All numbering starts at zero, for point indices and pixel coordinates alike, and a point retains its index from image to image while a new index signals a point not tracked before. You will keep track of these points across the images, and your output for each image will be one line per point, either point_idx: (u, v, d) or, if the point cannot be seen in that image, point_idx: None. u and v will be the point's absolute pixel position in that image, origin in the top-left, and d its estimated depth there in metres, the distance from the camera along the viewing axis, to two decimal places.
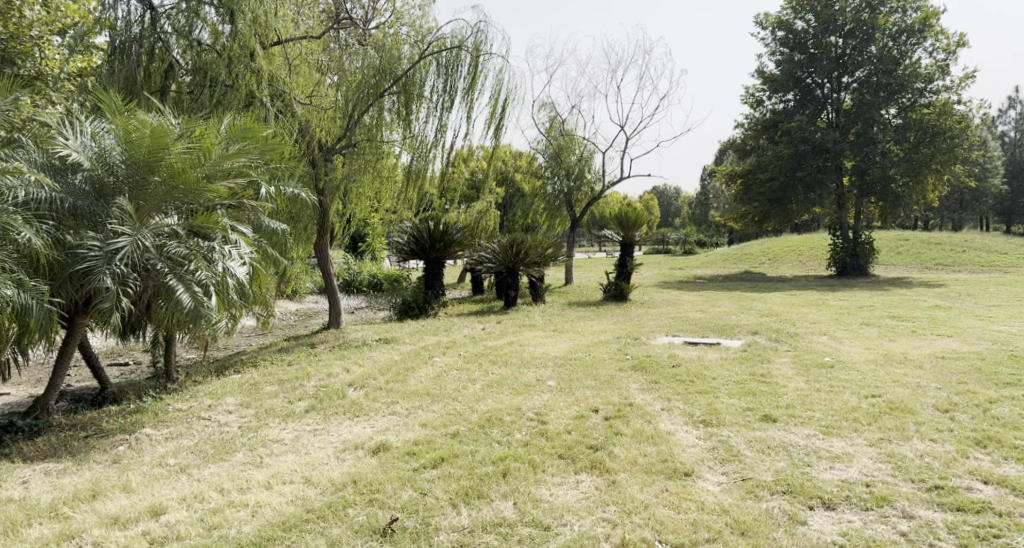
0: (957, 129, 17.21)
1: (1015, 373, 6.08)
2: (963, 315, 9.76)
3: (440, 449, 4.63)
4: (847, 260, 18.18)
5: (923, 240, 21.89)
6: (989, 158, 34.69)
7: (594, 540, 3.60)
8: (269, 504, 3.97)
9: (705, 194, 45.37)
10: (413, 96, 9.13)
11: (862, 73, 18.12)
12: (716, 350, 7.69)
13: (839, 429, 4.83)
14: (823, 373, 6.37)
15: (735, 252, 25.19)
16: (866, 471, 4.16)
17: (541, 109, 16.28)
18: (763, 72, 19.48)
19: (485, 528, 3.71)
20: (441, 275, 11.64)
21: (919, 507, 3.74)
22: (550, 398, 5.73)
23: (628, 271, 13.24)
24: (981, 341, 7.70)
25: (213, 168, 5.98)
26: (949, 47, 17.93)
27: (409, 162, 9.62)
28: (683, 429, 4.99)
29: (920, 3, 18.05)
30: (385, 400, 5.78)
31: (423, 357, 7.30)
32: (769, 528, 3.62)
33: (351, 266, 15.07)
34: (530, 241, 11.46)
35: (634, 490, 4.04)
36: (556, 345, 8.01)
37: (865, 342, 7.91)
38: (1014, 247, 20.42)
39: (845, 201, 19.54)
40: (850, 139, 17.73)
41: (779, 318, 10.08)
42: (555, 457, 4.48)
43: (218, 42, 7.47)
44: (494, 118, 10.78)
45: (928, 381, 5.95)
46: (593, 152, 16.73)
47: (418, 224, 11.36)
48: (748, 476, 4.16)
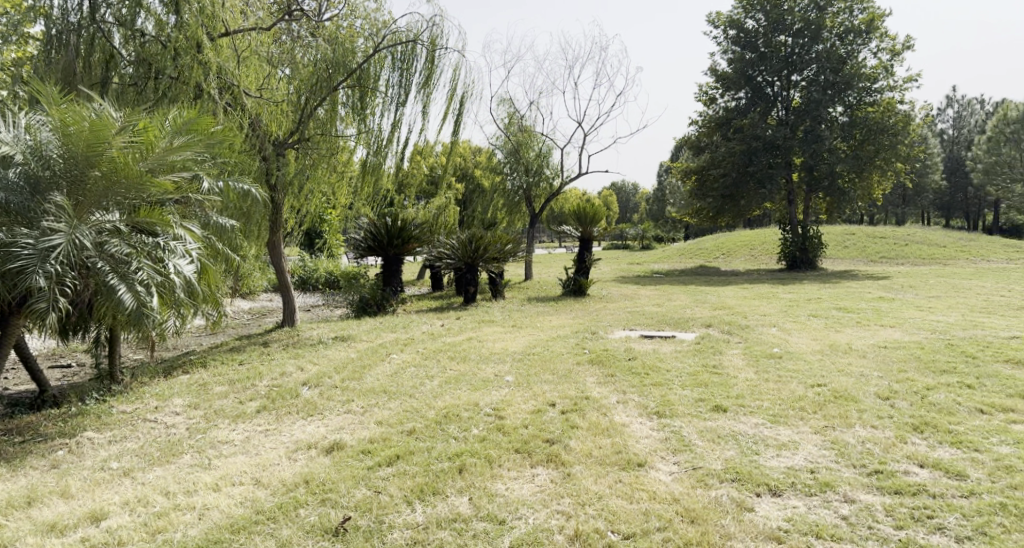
0: (899, 127, 17.86)
1: (951, 361, 6.36)
2: (905, 306, 10.17)
3: (395, 446, 4.60)
4: (797, 255, 18.69)
5: (869, 234, 22.68)
6: (930, 155, 36.16)
7: (547, 532, 3.63)
8: (217, 506, 3.90)
9: (662, 190, 46.12)
10: (367, 90, 9.05)
11: (810, 72, 18.67)
12: (671, 342, 7.85)
13: (786, 418, 4.98)
14: (772, 364, 6.55)
15: (691, 247, 25.65)
16: (811, 458, 4.30)
17: (500, 104, 16.32)
18: (715, 70, 19.85)
19: (439, 524, 3.71)
20: (399, 271, 11.52)
21: (860, 491, 3.88)
22: (508, 393, 5.75)
23: (587, 266, 13.37)
24: (920, 330, 8.04)
25: (157, 162, 5.85)
26: (895, 48, 18.53)
27: (364, 156, 9.50)
28: (637, 420, 5.08)
29: (866, 5, 18.65)
30: (340, 398, 5.71)
31: (380, 354, 7.24)
32: (717, 515, 3.71)
33: (306, 263, 14.78)
34: (489, 238, 11.45)
35: (589, 481, 4.09)
36: (514, 341, 8.03)
37: (812, 333, 8.19)
38: (953, 240, 21.34)
39: (795, 198, 20.13)
40: (799, 136, 18.25)
41: (732, 311, 10.34)
42: (511, 452, 4.50)
43: (162, 33, 7.30)
44: (451, 115, 10.77)
45: (871, 370, 6.18)
46: (551, 148, 16.85)
47: (376, 220, 11.17)
48: (699, 465, 4.26)
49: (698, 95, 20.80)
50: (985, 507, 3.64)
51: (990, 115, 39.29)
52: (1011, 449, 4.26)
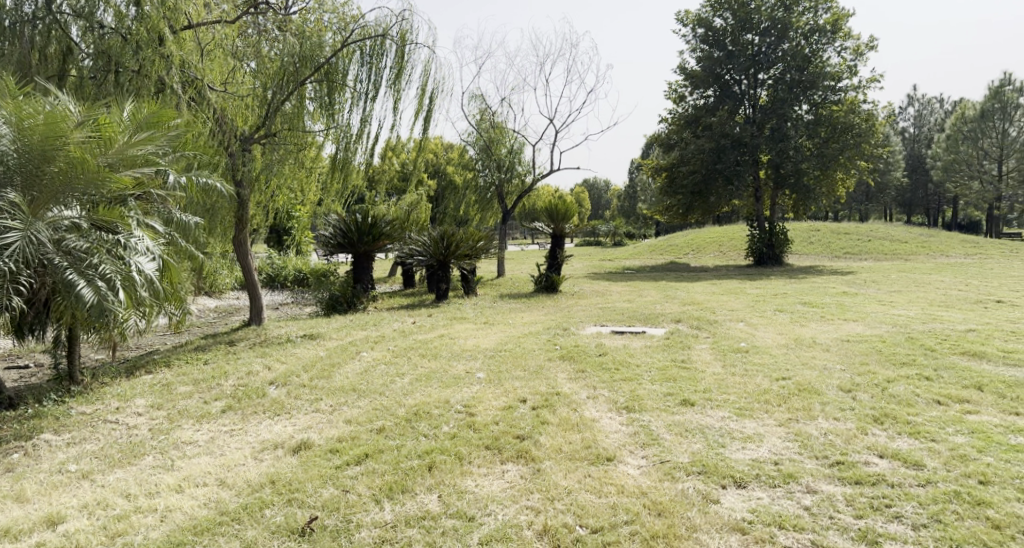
0: (863, 126, 18.29)
1: (911, 354, 6.53)
2: (867, 301, 10.42)
3: (364, 445, 4.57)
4: (764, 251, 19.01)
5: (834, 230, 23.17)
6: (892, 153, 37.08)
7: (516, 528, 3.64)
8: (180, 508, 3.83)
9: (633, 187, 46.50)
10: (335, 85, 8.95)
11: (776, 70, 18.99)
12: (641, 338, 7.93)
13: (751, 410, 5.07)
14: (739, 358, 6.66)
15: (661, 243, 25.92)
16: (775, 450, 4.38)
17: (471, 101, 16.29)
18: (684, 68, 20.04)
19: (408, 522, 3.70)
20: (369, 268, 11.41)
21: (822, 482, 3.97)
22: (479, 390, 5.75)
23: (559, 262, 13.42)
24: (882, 325, 8.24)
25: (117, 157, 5.72)
26: (858, 48, 18.92)
27: (334, 152, 9.43)
28: (607, 415, 5.12)
29: (830, 4, 19.02)
30: (307, 397, 5.64)
31: (350, 352, 7.17)
32: (683, 508, 3.77)
33: (274, 260, 14.54)
34: (461, 234, 11.43)
35: (558, 476, 4.12)
36: (486, 338, 8.02)
37: (778, 327, 8.34)
38: (914, 236, 21.93)
39: (762, 195, 20.49)
40: (766, 134, 18.57)
41: (701, 306, 10.50)
42: (481, 449, 4.51)
43: (123, 25, 7.09)
44: (422, 111, 10.71)
45: (834, 363, 6.33)
46: (523, 144, 16.88)
47: (346, 217, 11.05)
48: (667, 459, 4.31)
49: (667, 93, 20.99)
50: (939, 495, 3.74)
51: (948, 114, 40.37)
52: (965, 439, 4.39)
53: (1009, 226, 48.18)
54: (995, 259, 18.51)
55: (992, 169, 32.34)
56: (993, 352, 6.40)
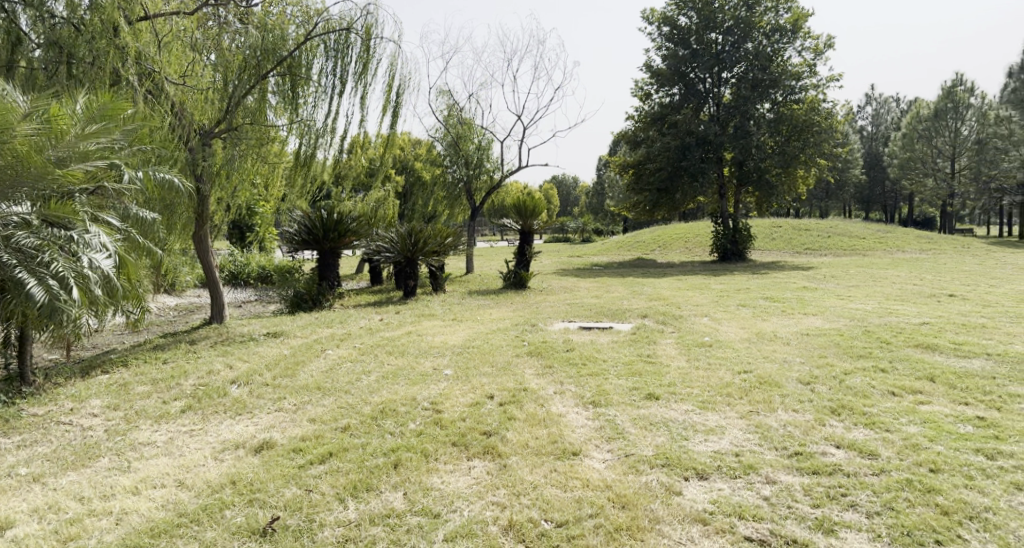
0: (823, 125, 18.74)
1: (867, 346, 6.72)
2: (826, 295, 10.68)
3: (328, 443, 4.52)
4: (728, 247, 19.34)
5: (795, 226, 23.70)
6: (851, 151, 38.08)
7: (482, 524, 3.65)
8: (136, 510, 3.75)
9: (602, 184, 46.81)
10: (299, 80, 8.87)
11: (739, 69, 19.31)
12: (608, 333, 8.00)
13: (714, 403, 5.16)
14: (703, 352, 6.77)
15: (628, 240, 26.18)
16: (737, 442, 4.47)
17: (439, 96, 16.21)
18: (650, 66, 20.24)
19: (372, 521, 3.67)
20: (335, 265, 11.27)
21: (781, 472, 4.05)
22: (446, 387, 5.73)
23: (527, 259, 13.44)
24: (840, 318, 8.46)
25: (68, 151, 5.65)
26: (818, 47, 19.33)
27: (297, 147, 9.34)
28: (574, 410, 5.16)
29: (791, 4, 19.40)
30: (271, 396, 5.56)
31: (315, 350, 7.08)
32: (647, 500, 3.82)
33: (237, 257, 14.25)
34: (428, 231, 11.41)
35: (524, 472, 4.13)
36: (454, 334, 8.01)
37: (740, 322, 8.51)
38: (872, 232, 22.56)
39: (726, 192, 20.84)
40: (729, 132, 18.88)
41: (667, 301, 10.63)
42: (447, 445, 4.50)
43: (75, 15, 6.92)
44: (388, 106, 10.62)
45: (794, 356, 6.48)
46: (491, 141, 16.87)
47: (310, 212, 10.87)
48: (631, 452, 4.36)
49: (633, 90, 21.14)
50: (893, 484, 3.83)
51: (905, 113, 41.57)
52: (917, 428, 4.52)
53: (962, 222, 49.82)
54: (947, 254, 19.14)
55: (946, 167, 33.43)
56: (945, 345, 6.62)
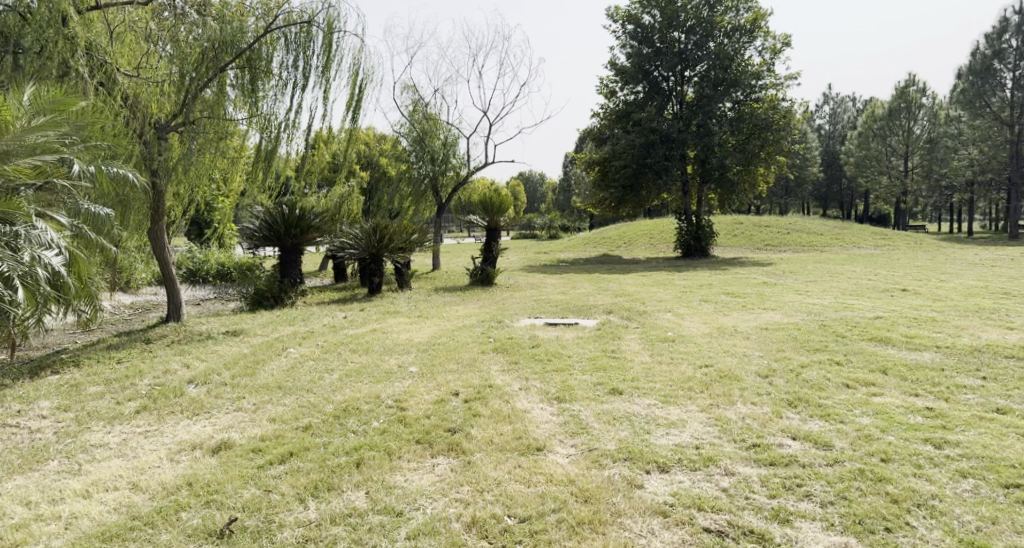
0: (782, 123, 19.14)
1: (823, 340, 6.90)
2: (785, 291, 10.93)
3: (289, 443, 4.45)
4: (691, 243, 19.63)
5: (756, 223, 24.18)
6: (809, 149, 39.01)
7: (444, 521, 3.63)
8: (86, 514, 3.66)
9: (568, 181, 47.09)
10: (259, 72, 8.59)
11: (702, 68, 19.55)
12: (573, 329, 8.06)
13: (676, 398, 5.23)
14: (666, 347, 6.86)
15: (594, 236, 26.38)
16: (697, 435, 4.54)
17: (404, 91, 16.09)
18: (615, 64, 20.39)
19: (333, 520, 3.63)
20: (298, 262, 11.07)
21: (739, 464, 4.13)
22: (411, 384, 5.70)
23: (493, 255, 13.42)
24: (798, 313, 8.67)
25: (15, 142, 5.51)
26: (776, 47, 19.70)
27: (259, 142, 9.21)
28: (538, 406, 5.17)
29: (750, 4, 19.76)
30: (230, 396, 5.45)
31: (277, 349, 6.96)
32: (609, 494, 3.86)
33: (195, 254, 13.91)
34: (395, 228, 11.29)
35: (488, 468, 4.13)
36: (419, 331, 7.96)
37: (703, 317, 8.65)
38: (829, 229, 23.15)
39: (689, 189, 21.13)
40: (692, 130, 19.13)
41: (631, 297, 10.75)
42: (411, 443, 4.47)
43: (21, 3, 6.62)
44: (352, 100, 10.46)
45: (753, 350, 6.61)
46: (457, 137, 16.80)
47: (272, 208, 10.63)
48: (595, 447, 4.40)
49: (599, 88, 21.26)
50: (846, 473, 3.93)
51: (861, 112, 42.75)
52: (870, 420, 4.64)
53: (915, 218, 51.47)
54: (900, 250, 19.74)
55: (899, 165, 34.47)
56: (897, 338, 6.83)
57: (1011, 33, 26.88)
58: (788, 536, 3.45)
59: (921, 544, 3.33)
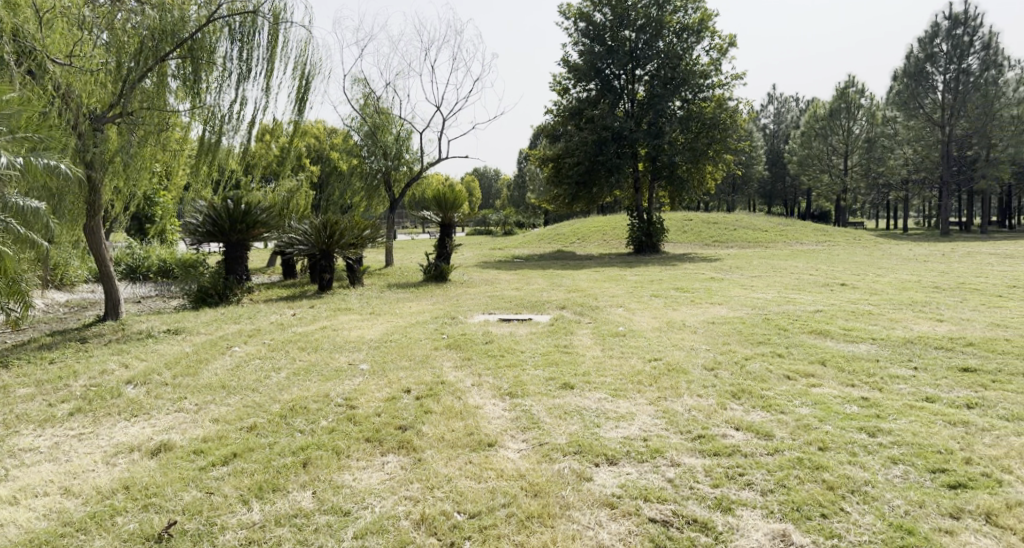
0: (728, 122, 19.63)
1: (766, 333, 7.10)
2: (731, 286, 11.23)
3: (233, 444, 4.33)
4: (643, 240, 19.94)
5: (705, 220, 24.74)
6: (754, 148, 40.25)
7: (393, 519, 3.60)
8: (13, 522, 3.51)
9: (522, 176, 47.23)
10: (202, 64, 8.34)
11: (652, 66, 19.89)
12: (527, 325, 8.09)
13: (625, 391, 5.31)
14: (617, 342, 6.95)
15: (548, 232, 26.55)
16: (645, 427, 4.62)
17: (355, 85, 15.86)
18: (567, 61, 20.51)
19: (278, 521, 3.56)
20: (244, 258, 10.77)
21: (684, 455, 4.22)
22: (361, 382, 5.62)
23: (447, 251, 13.34)
24: (743, 307, 8.90)
25: None
26: (723, 47, 20.17)
27: (202, 134, 9.00)
28: (491, 402, 5.17)
29: (698, 4, 20.17)
30: (170, 396, 5.27)
31: (222, 347, 6.77)
32: (558, 487, 3.89)
33: (135, 250, 13.40)
34: (345, 223, 11.12)
35: (439, 465, 4.11)
36: (371, 329, 7.85)
37: (652, 312, 8.81)
38: (773, 225, 23.89)
39: (640, 186, 21.45)
40: (643, 128, 19.44)
41: (584, 293, 10.86)
42: (361, 441, 4.42)
43: None
44: (299, 93, 10.26)
45: (701, 344, 6.78)
46: (410, 132, 16.67)
47: (216, 203, 10.36)
48: (545, 441, 4.43)
49: (553, 84, 21.35)
50: (785, 462, 4.06)
51: (803, 112, 44.27)
52: (809, 410, 4.81)
53: (853, 215, 53.59)
54: (840, 245, 20.51)
55: (840, 164, 35.79)
56: (835, 330, 7.10)
57: (942, 37, 28.09)
58: (729, 524, 3.55)
59: (854, 528, 3.45)
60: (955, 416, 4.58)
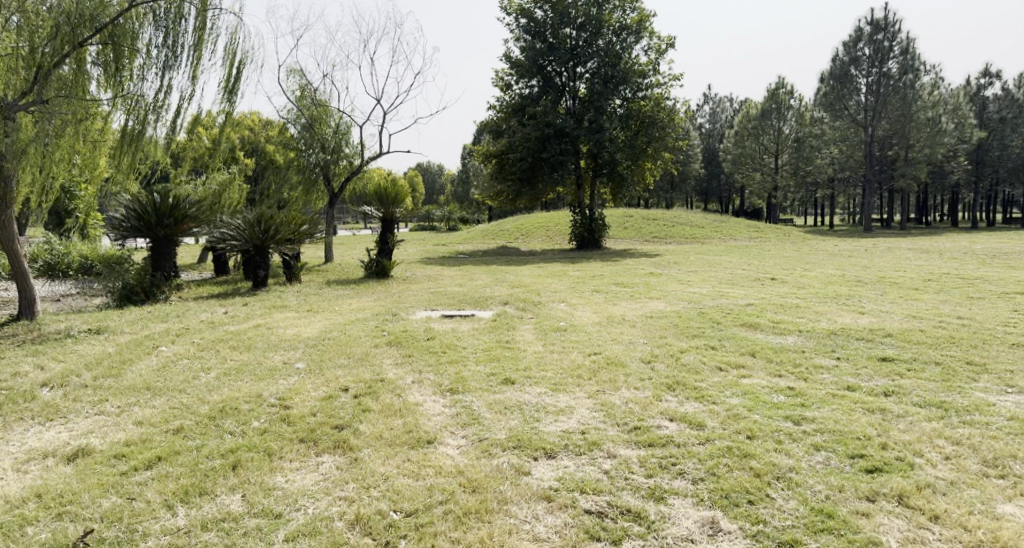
0: (666, 121, 20.09)
1: (701, 327, 7.30)
2: (669, 280, 11.50)
3: (157, 447, 4.15)
4: (585, 236, 20.19)
5: (644, 216, 25.25)
6: (691, 146, 41.46)
7: (326, 521, 3.52)
8: None
9: (466, 172, 47.16)
10: (125, 51, 7.92)
11: (593, 64, 20.11)
12: (469, 321, 8.06)
13: (565, 385, 5.36)
14: (558, 337, 7.00)
15: (492, 228, 26.54)
16: (583, 421, 4.67)
17: (290, 75, 15.44)
18: (509, 57, 20.49)
19: (204, 526, 3.43)
20: (172, 254, 10.34)
21: (621, 447, 4.29)
22: (296, 382, 5.47)
23: (389, 247, 13.16)
24: (680, 301, 9.13)
25: None
26: (661, 47, 20.60)
27: (125, 124, 8.59)
28: (430, 398, 5.14)
29: (636, 5, 20.52)
30: (89, 399, 5.00)
31: (147, 347, 6.47)
32: (497, 482, 3.89)
33: (53, 245, 12.66)
34: (280, 218, 10.83)
35: (376, 464, 4.05)
36: (308, 327, 7.66)
37: (593, 306, 8.93)
38: (709, 221, 24.60)
39: (582, 183, 21.67)
40: (585, 126, 19.66)
41: (527, 288, 10.92)
42: (294, 442, 4.30)
43: None
44: (230, 82, 9.89)
45: (638, 337, 6.91)
46: (349, 125, 16.40)
47: (140, 196, 9.89)
48: (485, 437, 4.43)
49: (495, 80, 21.32)
50: (715, 451, 4.18)
51: (737, 113, 45.86)
52: (738, 400, 4.97)
53: (783, 212, 55.82)
54: (771, 242, 21.33)
55: (771, 163, 37.13)
56: (765, 323, 7.37)
57: (865, 42, 29.42)
58: (662, 512, 3.62)
59: (778, 514, 3.58)
60: (873, 404, 4.82)
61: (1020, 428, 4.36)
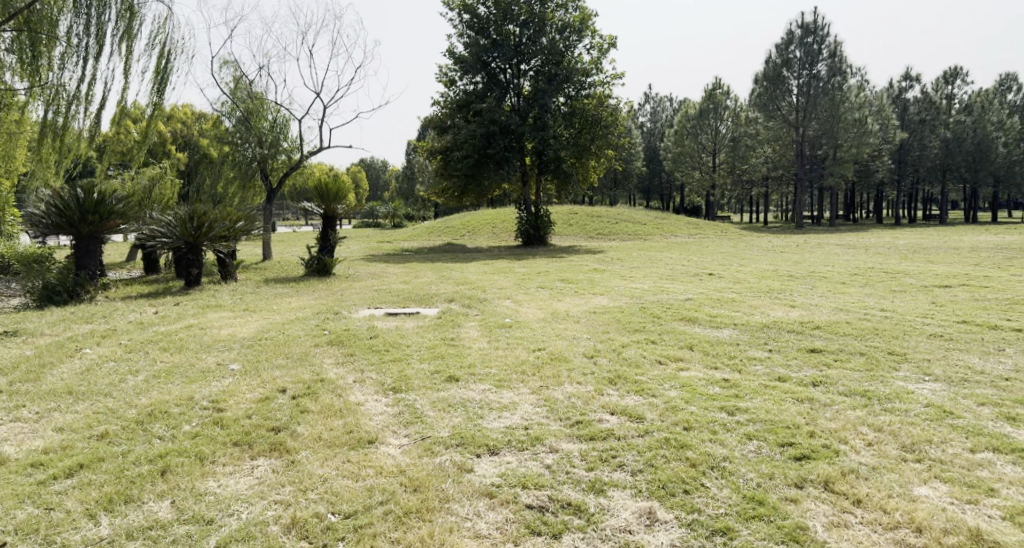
0: (609, 120, 20.36)
1: (642, 321, 7.44)
2: (612, 276, 11.66)
3: (80, 454, 3.94)
4: (531, 233, 20.26)
5: (588, 213, 25.50)
6: (633, 145, 42.24)
7: (261, 525, 3.41)
8: None
9: (409, 169, 46.67)
10: (41, 38, 7.50)
11: (536, 62, 20.19)
12: (413, 318, 7.97)
13: (509, 381, 5.37)
14: (502, 334, 7.00)
15: (437, 225, 26.30)
16: (527, 416, 4.69)
17: (224, 66, 14.90)
18: (452, 53, 20.36)
19: (129, 535, 3.28)
20: (98, 252, 9.81)
21: (562, 441, 4.33)
22: (231, 383, 5.29)
23: (330, 244, 12.87)
24: (622, 297, 9.28)
25: None
26: (603, 46, 20.85)
27: (44, 115, 8.13)
28: (373, 398, 5.05)
29: (578, 4, 20.70)
30: (4, 405, 4.71)
31: (69, 349, 6.14)
32: (438, 480, 3.86)
33: None
34: (214, 214, 10.36)
35: (314, 466, 3.96)
36: (244, 326, 7.42)
37: (538, 303, 8.98)
38: (651, 219, 25.06)
39: (528, 180, 21.74)
40: (529, 123, 19.76)
41: (471, 285, 10.87)
42: (228, 446, 4.16)
43: None
44: (158, 72, 9.50)
45: (582, 333, 6.97)
46: (287, 119, 15.89)
47: (62, 191, 9.34)
48: (427, 435, 4.39)
49: (439, 76, 21.15)
50: (653, 442, 4.27)
51: (676, 112, 46.92)
52: (676, 392, 5.09)
53: (721, 209, 57.42)
54: (710, 238, 21.88)
55: (710, 161, 38.03)
56: (703, 317, 7.56)
57: (795, 45, 30.57)
58: (601, 505, 3.67)
59: (712, 502, 3.68)
60: (803, 394, 5.02)
61: (936, 414, 4.62)
